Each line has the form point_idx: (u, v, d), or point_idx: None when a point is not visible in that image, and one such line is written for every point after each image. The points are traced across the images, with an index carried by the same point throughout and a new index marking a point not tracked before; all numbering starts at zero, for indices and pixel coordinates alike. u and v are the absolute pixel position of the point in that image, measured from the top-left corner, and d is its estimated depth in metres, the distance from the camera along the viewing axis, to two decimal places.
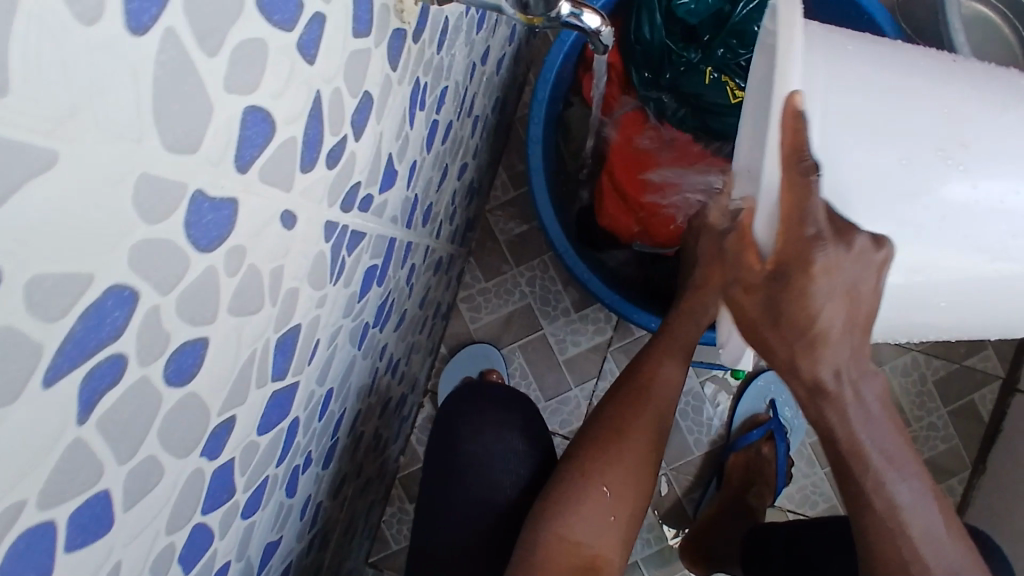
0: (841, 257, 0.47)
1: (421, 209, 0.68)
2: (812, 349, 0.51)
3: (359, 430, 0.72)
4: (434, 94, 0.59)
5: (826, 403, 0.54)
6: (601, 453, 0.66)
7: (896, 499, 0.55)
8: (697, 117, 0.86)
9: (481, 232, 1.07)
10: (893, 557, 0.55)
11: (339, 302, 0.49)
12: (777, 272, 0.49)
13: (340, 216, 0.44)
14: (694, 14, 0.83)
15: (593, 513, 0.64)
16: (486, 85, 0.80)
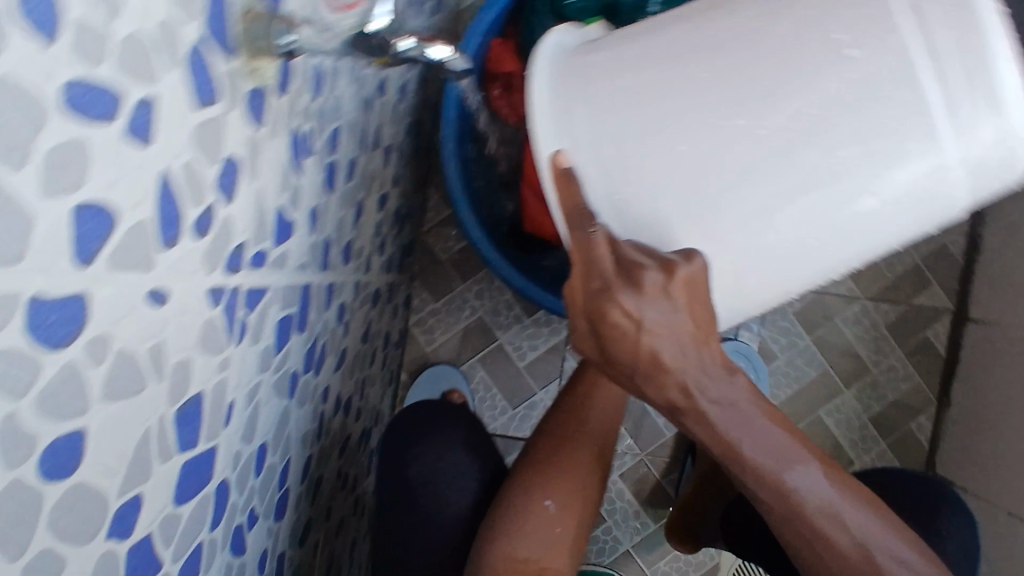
0: (637, 300, 0.56)
1: (338, 251, 0.68)
2: (656, 374, 0.59)
3: (315, 474, 0.73)
4: (326, 136, 0.60)
5: (688, 418, 0.61)
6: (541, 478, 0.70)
7: (787, 487, 0.61)
8: None
9: (422, 253, 1.07)
10: (801, 537, 0.62)
11: (250, 360, 0.50)
12: (598, 320, 0.59)
13: (228, 278, 0.45)
14: (584, 11, 0.85)
15: (541, 537, 0.68)
16: (393, 113, 0.80)
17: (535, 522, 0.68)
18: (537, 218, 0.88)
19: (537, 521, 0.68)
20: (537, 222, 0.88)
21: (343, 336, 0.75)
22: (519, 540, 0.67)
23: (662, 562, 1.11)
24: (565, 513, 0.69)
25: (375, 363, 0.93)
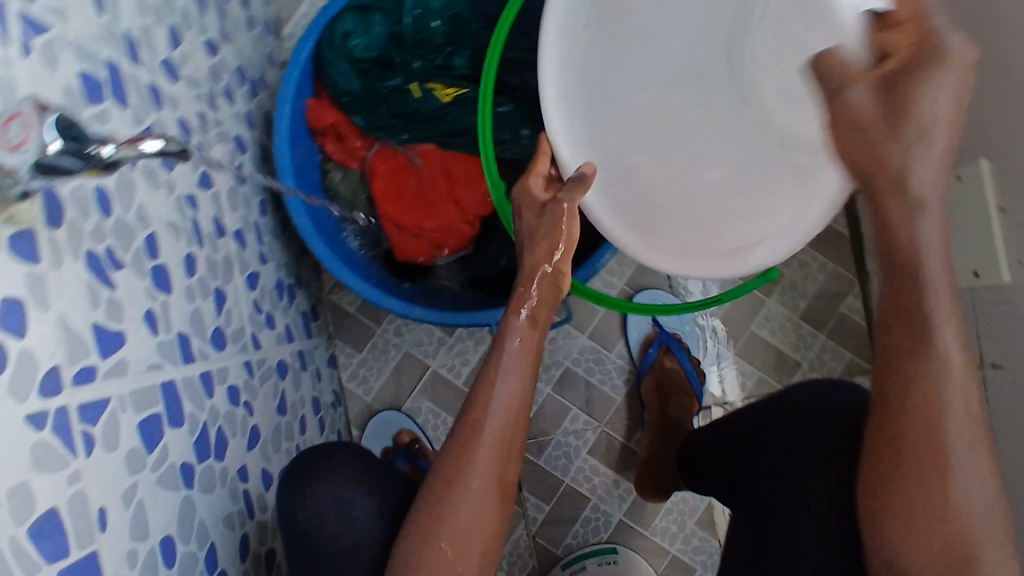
0: (941, 70, 0.56)
1: (204, 341, 0.73)
2: (905, 159, 0.58)
3: (258, 550, 0.77)
4: (137, 246, 0.64)
5: (917, 222, 0.60)
6: (446, 486, 0.69)
7: (946, 344, 0.61)
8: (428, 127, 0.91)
9: (332, 313, 1.12)
10: (931, 411, 0.62)
11: (112, 466, 0.56)
12: (885, 89, 0.58)
13: (48, 402, 0.49)
14: (371, 47, 0.88)
15: (453, 542, 0.68)
16: (234, 199, 0.85)
17: (442, 527, 0.68)
18: (403, 244, 0.93)
19: (444, 528, 0.68)
20: (406, 248, 0.93)
21: (249, 414, 0.79)
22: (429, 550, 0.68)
23: (657, 519, 1.13)
24: (475, 513, 0.69)
25: (310, 429, 0.96)
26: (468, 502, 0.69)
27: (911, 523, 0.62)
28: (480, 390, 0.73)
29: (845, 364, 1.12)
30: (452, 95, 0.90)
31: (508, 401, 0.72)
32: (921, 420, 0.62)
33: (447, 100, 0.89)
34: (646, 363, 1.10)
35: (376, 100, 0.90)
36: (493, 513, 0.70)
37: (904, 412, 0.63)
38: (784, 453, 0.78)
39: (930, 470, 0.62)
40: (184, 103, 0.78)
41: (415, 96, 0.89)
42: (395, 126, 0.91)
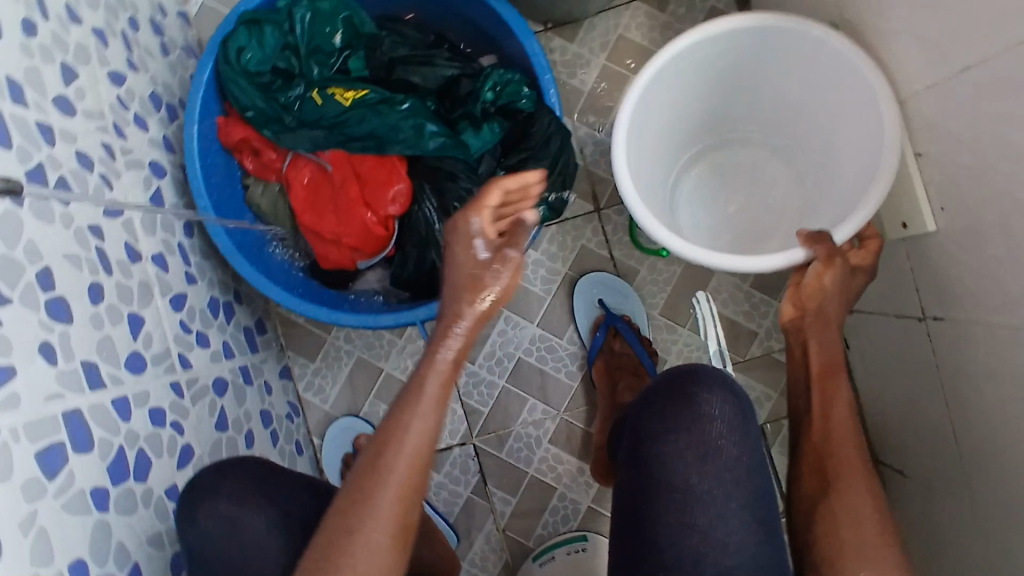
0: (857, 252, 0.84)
1: (118, 366, 0.74)
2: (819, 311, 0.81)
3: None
4: (27, 280, 0.65)
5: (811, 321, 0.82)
6: (337, 538, 0.59)
7: (841, 413, 0.76)
8: (335, 133, 0.90)
9: (282, 326, 1.13)
10: (822, 518, 0.70)
11: (10, 496, 0.57)
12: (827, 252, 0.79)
13: None
14: (265, 61, 0.89)
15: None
16: (149, 225, 0.87)
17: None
18: (327, 255, 0.93)
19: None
20: (328, 255, 0.94)
21: (179, 433, 0.81)
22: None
23: None
24: (371, 567, 0.59)
25: (258, 442, 0.98)
26: (361, 553, 0.58)
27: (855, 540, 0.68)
28: (394, 419, 0.65)
29: None
30: (354, 97, 0.91)
31: (416, 442, 0.64)
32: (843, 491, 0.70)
33: (348, 104, 0.90)
34: (595, 348, 1.08)
35: (280, 111, 0.91)
36: (390, 566, 0.60)
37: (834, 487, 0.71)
38: (675, 453, 0.71)
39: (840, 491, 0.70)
40: (83, 135, 0.79)
41: (317, 102, 0.90)
42: (303, 135, 0.91)
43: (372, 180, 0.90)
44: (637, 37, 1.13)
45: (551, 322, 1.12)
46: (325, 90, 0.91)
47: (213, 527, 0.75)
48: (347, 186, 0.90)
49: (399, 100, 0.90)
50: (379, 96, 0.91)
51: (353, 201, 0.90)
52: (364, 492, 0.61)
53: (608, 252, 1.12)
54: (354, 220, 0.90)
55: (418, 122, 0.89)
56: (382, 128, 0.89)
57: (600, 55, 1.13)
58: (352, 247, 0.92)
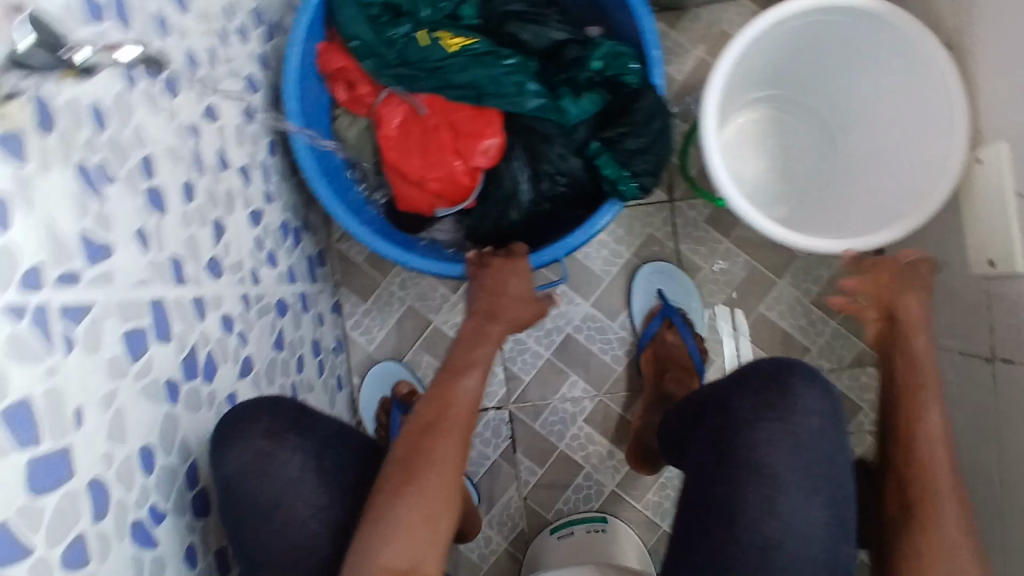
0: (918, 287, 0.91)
1: (200, 266, 0.74)
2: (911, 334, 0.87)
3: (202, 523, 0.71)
4: (132, 163, 0.65)
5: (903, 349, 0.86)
6: (406, 465, 0.68)
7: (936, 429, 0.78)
8: (433, 77, 0.89)
9: (340, 262, 1.13)
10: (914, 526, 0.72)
11: (92, 368, 0.57)
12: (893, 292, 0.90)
13: (27, 297, 0.52)
14: None
15: (412, 512, 0.65)
16: (241, 136, 0.87)
17: (407, 495, 0.66)
18: (408, 197, 0.93)
19: (407, 498, 0.66)
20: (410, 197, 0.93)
21: (242, 345, 0.81)
22: (397, 514, 0.64)
23: (650, 493, 1.12)
24: (444, 482, 0.68)
25: (307, 369, 0.98)
26: (431, 473, 0.68)
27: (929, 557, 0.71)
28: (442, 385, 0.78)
29: (854, 353, 1.08)
30: (459, 46, 0.89)
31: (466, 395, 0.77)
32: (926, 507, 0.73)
33: (453, 50, 0.89)
34: (647, 336, 1.08)
35: (384, 46, 0.90)
36: (457, 486, 0.69)
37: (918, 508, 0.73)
38: (766, 439, 0.71)
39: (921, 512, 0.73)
40: (196, 35, 0.79)
41: (423, 44, 0.89)
42: (402, 72, 0.89)
43: (464, 126, 0.88)
44: (740, 34, 1.11)
45: (606, 303, 1.12)
46: (433, 34, 0.90)
47: (246, 461, 0.71)
48: (436, 133, 0.89)
49: (504, 54, 0.89)
50: (484, 47, 0.90)
51: (440, 148, 0.89)
52: (424, 433, 0.71)
53: (675, 243, 1.11)
54: (441, 165, 0.89)
55: (521, 80, 0.88)
56: (483, 78, 0.87)
57: (700, 45, 1.11)
58: (434, 194, 0.91)
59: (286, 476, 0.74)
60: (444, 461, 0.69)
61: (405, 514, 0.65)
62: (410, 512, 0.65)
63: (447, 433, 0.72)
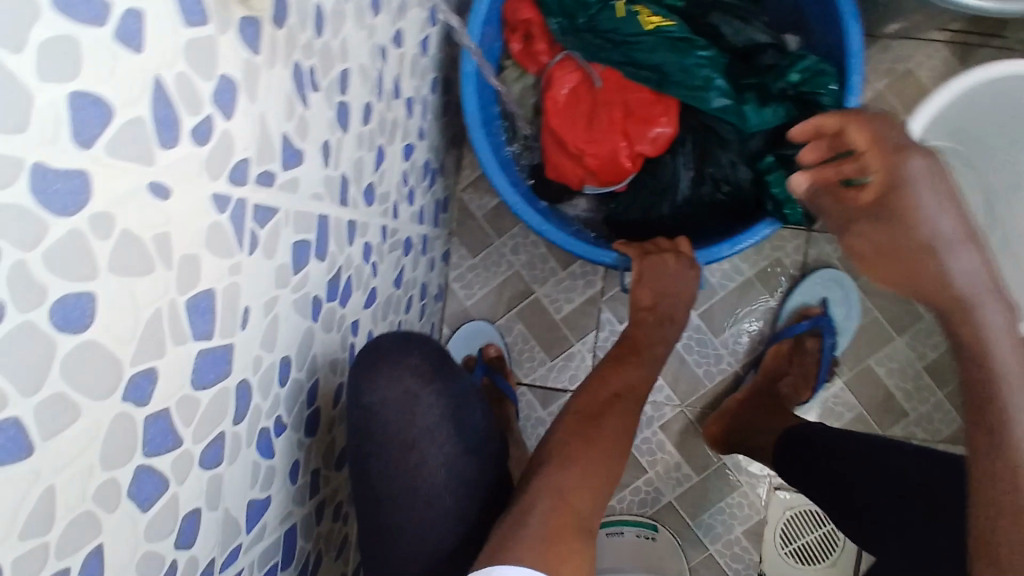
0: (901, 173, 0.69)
1: (358, 190, 0.74)
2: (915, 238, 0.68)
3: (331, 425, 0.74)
4: (330, 76, 0.63)
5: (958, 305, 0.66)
6: (587, 431, 0.79)
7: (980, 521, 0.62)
8: (620, 51, 0.93)
9: (458, 212, 1.12)
10: None
11: (264, 272, 0.56)
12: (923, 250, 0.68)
13: (232, 190, 0.50)
14: None
15: (597, 467, 0.75)
16: (414, 65, 0.85)
17: (592, 455, 0.76)
18: (561, 166, 0.99)
19: (589, 457, 0.76)
20: (564, 164, 0.99)
21: (372, 275, 0.81)
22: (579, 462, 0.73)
23: (706, 514, 1.10)
24: (614, 452, 0.78)
25: (412, 309, 0.98)
26: (610, 443, 0.78)
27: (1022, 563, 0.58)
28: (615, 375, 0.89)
29: (952, 431, 1.04)
30: (654, 25, 0.93)
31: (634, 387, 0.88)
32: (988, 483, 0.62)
33: (648, 28, 0.93)
34: (790, 332, 1.05)
35: (579, 8, 0.95)
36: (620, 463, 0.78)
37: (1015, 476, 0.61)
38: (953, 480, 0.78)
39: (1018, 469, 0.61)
40: None
41: (617, 15, 0.93)
42: (587, 39, 0.95)
43: (638, 110, 0.94)
44: (925, 78, 1.04)
45: (712, 317, 1.10)
46: (630, 7, 0.94)
47: (394, 397, 0.73)
48: (606, 110, 0.95)
49: (698, 45, 0.92)
50: (679, 33, 0.92)
51: (611, 127, 0.94)
52: (601, 410, 0.83)
53: (796, 275, 1.08)
54: (607, 142, 0.95)
55: (707, 75, 0.90)
56: (666, 62, 0.91)
57: (881, 79, 1.05)
58: (587, 169, 0.98)
59: (423, 422, 0.76)
60: (620, 436, 0.80)
61: (591, 468, 0.74)
62: (597, 468, 0.75)
63: (619, 412, 0.84)
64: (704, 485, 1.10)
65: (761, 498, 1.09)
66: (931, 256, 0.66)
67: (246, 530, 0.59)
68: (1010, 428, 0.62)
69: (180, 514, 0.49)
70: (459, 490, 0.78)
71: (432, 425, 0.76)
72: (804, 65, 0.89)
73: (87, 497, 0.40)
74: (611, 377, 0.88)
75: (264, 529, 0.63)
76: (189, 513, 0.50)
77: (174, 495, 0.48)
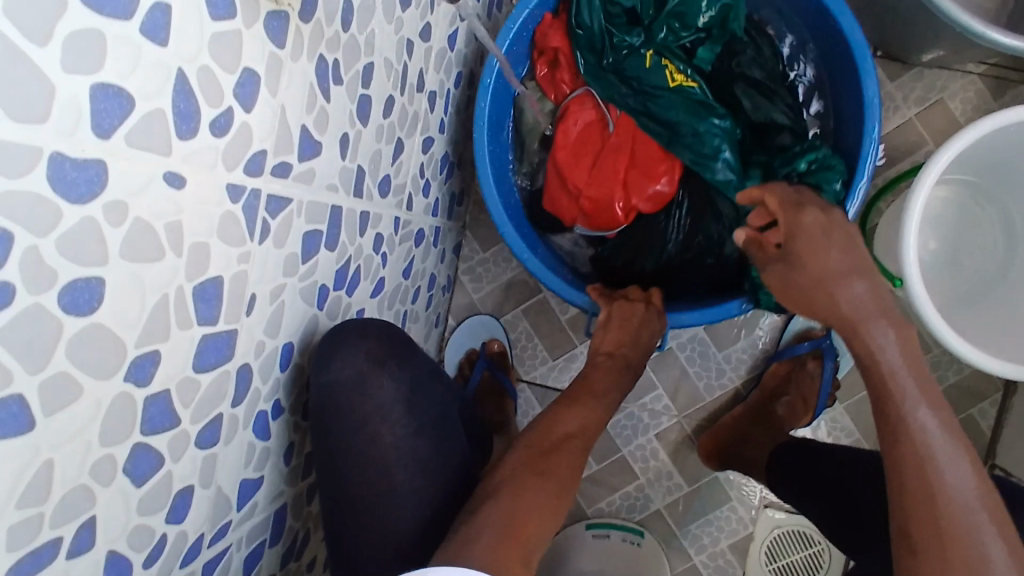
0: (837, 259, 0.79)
1: (373, 182, 0.74)
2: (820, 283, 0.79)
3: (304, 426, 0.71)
4: (354, 69, 0.64)
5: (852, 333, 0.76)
6: (537, 463, 0.78)
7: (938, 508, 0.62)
8: (639, 99, 1.00)
9: (474, 206, 1.13)
10: None
11: (273, 261, 0.57)
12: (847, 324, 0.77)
13: (247, 180, 0.51)
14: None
15: (550, 497, 0.75)
16: (440, 59, 0.86)
17: (538, 486, 0.75)
18: (557, 203, 1.07)
19: (536, 490, 0.75)
20: (561, 201, 1.06)
21: (381, 264, 0.82)
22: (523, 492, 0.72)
23: (693, 525, 1.10)
24: (556, 487, 0.76)
25: (419, 299, 0.99)
26: (558, 476, 0.78)
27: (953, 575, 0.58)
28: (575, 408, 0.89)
29: None
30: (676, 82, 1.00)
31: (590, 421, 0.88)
32: (919, 502, 0.63)
33: (670, 85, 1.00)
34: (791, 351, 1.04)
35: (608, 49, 1.02)
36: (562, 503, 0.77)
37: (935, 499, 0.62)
38: None
39: (952, 506, 0.62)
40: None
41: (644, 65, 1.00)
42: (612, 81, 1.02)
43: (641, 162, 1.03)
44: (956, 110, 1.02)
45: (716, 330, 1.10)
46: (658, 59, 1.00)
47: (347, 375, 0.69)
48: (605, 161, 1.03)
49: (716, 111, 0.99)
50: (699, 95, 1.00)
51: (606, 180, 1.03)
52: (553, 445, 0.82)
53: None
54: (605, 187, 1.02)
55: (718, 144, 0.98)
56: (681, 121, 0.98)
57: (911, 107, 1.03)
58: (582, 213, 1.05)
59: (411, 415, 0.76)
60: (570, 471, 0.80)
61: (535, 495, 0.74)
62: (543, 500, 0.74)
63: (572, 451, 0.83)
64: (693, 497, 1.10)
65: (750, 514, 1.09)
66: (833, 283, 0.78)
67: (236, 508, 0.61)
68: (936, 460, 0.64)
69: (172, 490, 0.51)
70: (418, 472, 0.75)
71: (388, 405, 0.74)
72: (813, 157, 0.95)
73: (82, 472, 0.42)
74: (565, 415, 0.87)
75: (254, 508, 0.64)
76: (181, 490, 0.52)
77: (168, 472, 0.50)
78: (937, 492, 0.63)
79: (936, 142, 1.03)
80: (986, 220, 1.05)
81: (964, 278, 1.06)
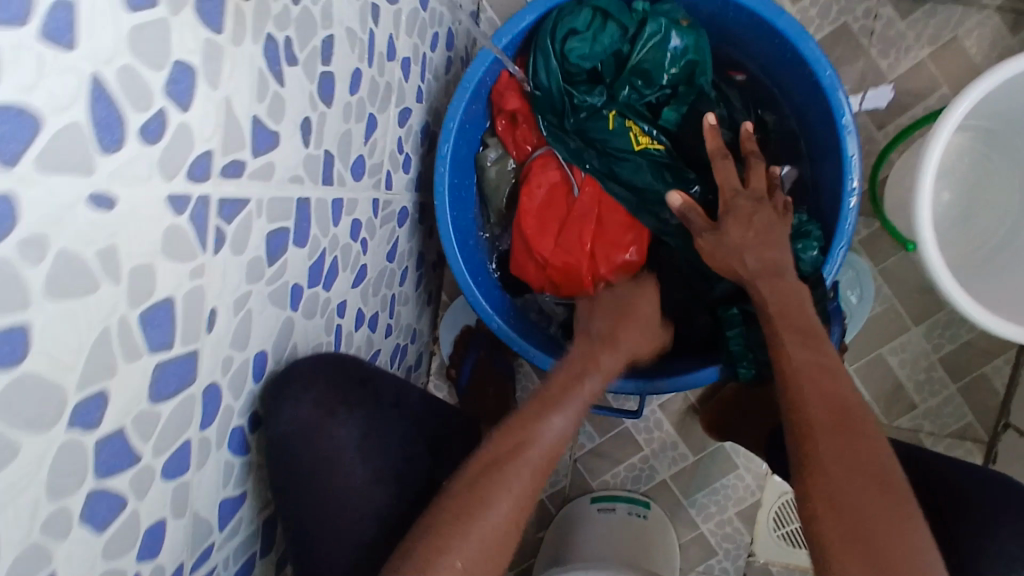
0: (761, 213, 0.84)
1: (345, 166, 0.69)
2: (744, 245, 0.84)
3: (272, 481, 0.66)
4: (311, 43, 0.57)
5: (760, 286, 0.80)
6: (498, 461, 0.62)
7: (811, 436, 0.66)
8: (603, 162, 0.93)
9: None
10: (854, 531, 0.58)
11: (233, 269, 0.52)
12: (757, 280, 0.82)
13: (192, 187, 0.45)
14: (588, 57, 0.91)
15: (507, 524, 0.58)
16: (411, 22, 0.79)
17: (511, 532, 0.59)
18: (522, 268, 0.99)
19: (499, 494, 0.59)
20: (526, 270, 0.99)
21: (362, 251, 0.77)
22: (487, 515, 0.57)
23: (700, 494, 1.09)
24: (523, 488, 0.61)
25: (408, 281, 0.94)
26: (516, 478, 0.61)
27: (861, 506, 0.59)
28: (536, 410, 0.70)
29: (961, 425, 1.00)
30: (642, 143, 0.93)
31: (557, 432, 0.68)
32: (808, 443, 0.65)
33: (637, 147, 0.92)
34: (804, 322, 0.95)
35: (569, 109, 0.93)
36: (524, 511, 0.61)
37: (812, 452, 0.64)
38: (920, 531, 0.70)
39: (841, 434, 0.64)
40: None
41: (608, 127, 0.92)
42: (575, 141, 0.94)
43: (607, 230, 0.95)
44: (972, 48, 0.95)
45: None
46: (622, 121, 0.93)
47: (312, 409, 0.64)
48: (570, 232, 0.96)
49: (685, 174, 0.93)
50: (667, 158, 0.93)
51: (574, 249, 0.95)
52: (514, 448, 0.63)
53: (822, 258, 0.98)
54: (575, 264, 0.95)
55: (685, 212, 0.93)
56: (648, 186, 0.92)
57: (925, 47, 0.95)
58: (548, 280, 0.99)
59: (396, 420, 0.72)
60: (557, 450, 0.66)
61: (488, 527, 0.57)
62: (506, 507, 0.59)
63: (531, 457, 0.63)
64: (699, 466, 1.08)
65: (757, 481, 1.07)
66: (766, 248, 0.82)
67: (218, 530, 0.57)
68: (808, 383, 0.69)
69: (142, 528, 0.47)
70: None
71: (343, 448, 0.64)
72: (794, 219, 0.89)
73: (32, 532, 0.38)
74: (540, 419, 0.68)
75: (239, 526, 0.61)
76: (152, 526, 0.48)
77: (135, 510, 0.46)
78: (814, 443, 0.65)
79: (952, 84, 0.96)
80: (998, 168, 1.00)
81: (975, 228, 1.01)
